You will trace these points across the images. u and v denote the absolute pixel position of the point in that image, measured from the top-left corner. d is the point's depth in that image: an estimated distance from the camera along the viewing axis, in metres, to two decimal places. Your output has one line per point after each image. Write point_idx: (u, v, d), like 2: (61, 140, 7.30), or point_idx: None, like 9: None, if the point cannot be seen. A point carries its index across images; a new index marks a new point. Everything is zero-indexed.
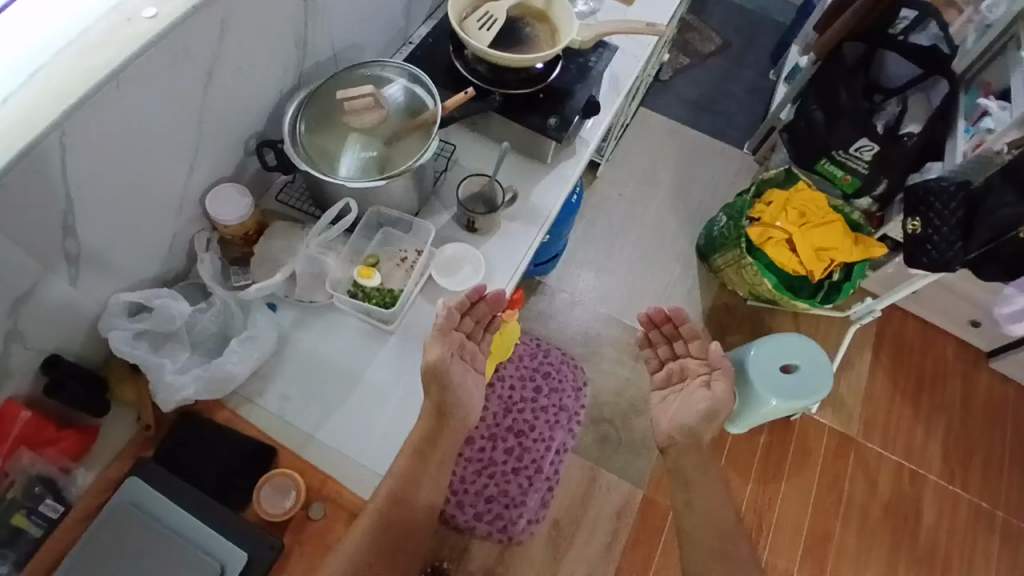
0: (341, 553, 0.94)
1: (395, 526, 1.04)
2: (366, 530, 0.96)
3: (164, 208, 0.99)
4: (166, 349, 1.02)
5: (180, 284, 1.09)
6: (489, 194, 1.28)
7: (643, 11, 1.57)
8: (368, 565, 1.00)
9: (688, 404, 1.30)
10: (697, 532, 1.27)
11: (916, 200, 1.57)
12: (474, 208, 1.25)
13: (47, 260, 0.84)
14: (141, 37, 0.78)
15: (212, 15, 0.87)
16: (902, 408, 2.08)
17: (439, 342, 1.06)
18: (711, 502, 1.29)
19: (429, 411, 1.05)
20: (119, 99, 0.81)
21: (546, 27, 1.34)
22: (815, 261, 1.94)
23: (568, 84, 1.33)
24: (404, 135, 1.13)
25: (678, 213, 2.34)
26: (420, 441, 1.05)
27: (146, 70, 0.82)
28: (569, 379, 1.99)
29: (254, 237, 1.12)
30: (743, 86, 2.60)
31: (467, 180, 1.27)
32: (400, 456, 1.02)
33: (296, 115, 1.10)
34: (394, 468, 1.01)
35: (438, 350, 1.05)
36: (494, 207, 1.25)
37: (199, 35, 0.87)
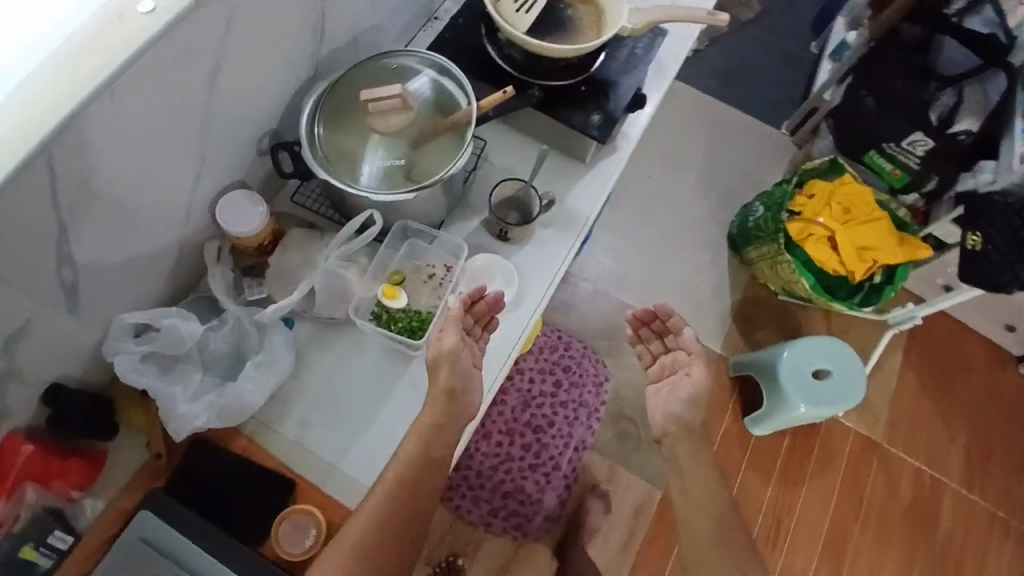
0: (339, 542, 0.89)
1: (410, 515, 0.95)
2: (371, 522, 0.90)
3: (170, 219, 0.90)
4: (176, 372, 0.94)
5: (187, 298, 1.00)
6: (522, 199, 1.18)
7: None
8: (380, 548, 0.91)
9: (681, 399, 1.19)
10: (698, 544, 1.15)
11: (975, 212, 1.47)
12: (506, 215, 1.16)
13: (44, 291, 0.76)
14: (137, 37, 0.67)
15: (220, 7, 0.75)
16: (927, 410, 2.01)
17: (449, 325, 0.98)
18: (714, 515, 1.17)
19: (441, 392, 0.97)
20: (119, 106, 0.71)
21: (589, 9, 1.19)
22: (857, 261, 1.83)
23: (612, 74, 1.21)
24: (432, 138, 1.01)
25: (709, 197, 2.20)
26: (428, 424, 0.96)
27: (147, 73, 0.72)
28: (590, 374, 1.96)
29: (269, 247, 1.03)
30: (776, 56, 2.35)
31: (498, 185, 1.19)
32: (408, 439, 0.95)
33: (313, 117, 0.98)
34: (401, 450, 0.95)
35: (441, 335, 0.98)
36: (529, 217, 1.16)
37: (204, 31, 0.76)
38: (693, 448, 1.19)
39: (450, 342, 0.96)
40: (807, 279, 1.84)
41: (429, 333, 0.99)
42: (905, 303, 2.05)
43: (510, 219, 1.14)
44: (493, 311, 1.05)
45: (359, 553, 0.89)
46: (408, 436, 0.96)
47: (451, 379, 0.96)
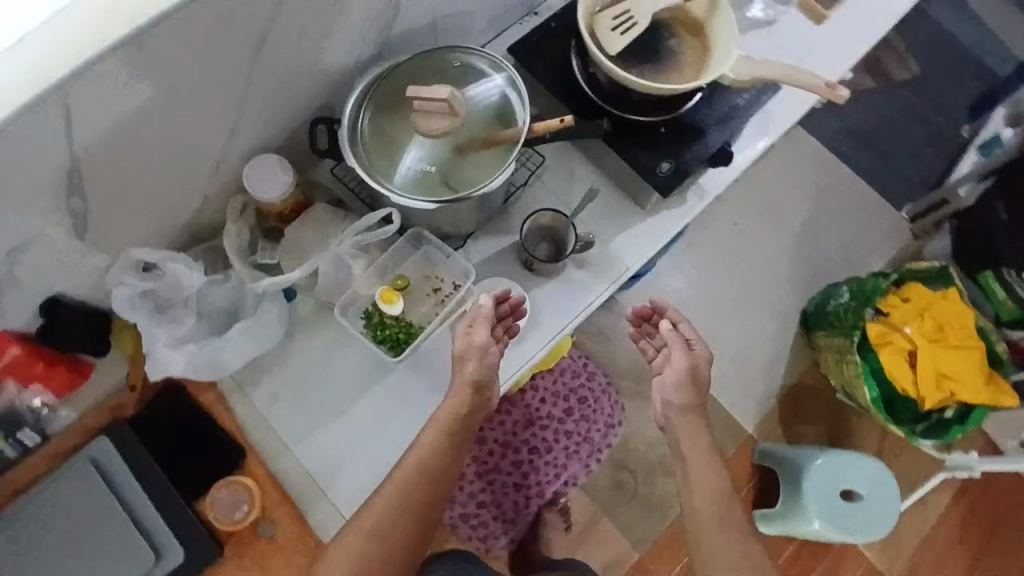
0: (360, 524, 0.89)
1: (416, 508, 0.91)
2: (391, 508, 0.89)
3: (195, 169, 0.90)
4: (167, 314, 0.95)
5: (199, 244, 1.01)
6: (559, 232, 1.10)
7: (827, 44, 1.19)
8: (390, 530, 0.89)
9: (684, 386, 1.10)
10: (704, 526, 1.05)
11: None
12: (537, 247, 1.10)
13: (52, 217, 0.79)
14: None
15: None
16: (959, 559, 1.75)
17: (481, 322, 0.95)
18: (719, 491, 1.07)
19: (464, 385, 0.93)
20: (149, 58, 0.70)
21: (696, 44, 1.06)
22: (934, 389, 1.59)
23: (703, 122, 1.08)
24: (472, 151, 0.95)
25: (797, 258, 1.90)
26: (451, 415, 0.93)
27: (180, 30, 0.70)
28: (604, 413, 1.84)
29: (290, 216, 1.02)
30: (925, 127, 1.96)
31: (537, 214, 1.09)
32: (430, 429, 0.93)
33: (359, 104, 0.95)
34: (425, 437, 0.92)
35: (470, 333, 0.95)
36: (560, 254, 1.09)
37: None
38: (696, 429, 1.10)
39: (481, 341, 0.94)
40: (870, 390, 1.63)
41: (455, 332, 0.97)
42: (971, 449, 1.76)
43: (538, 254, 1.09)
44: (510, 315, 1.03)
45: (374, 536, 0.89)
46: (427, 426, 0.93)
47: (476, 371, 0.93)
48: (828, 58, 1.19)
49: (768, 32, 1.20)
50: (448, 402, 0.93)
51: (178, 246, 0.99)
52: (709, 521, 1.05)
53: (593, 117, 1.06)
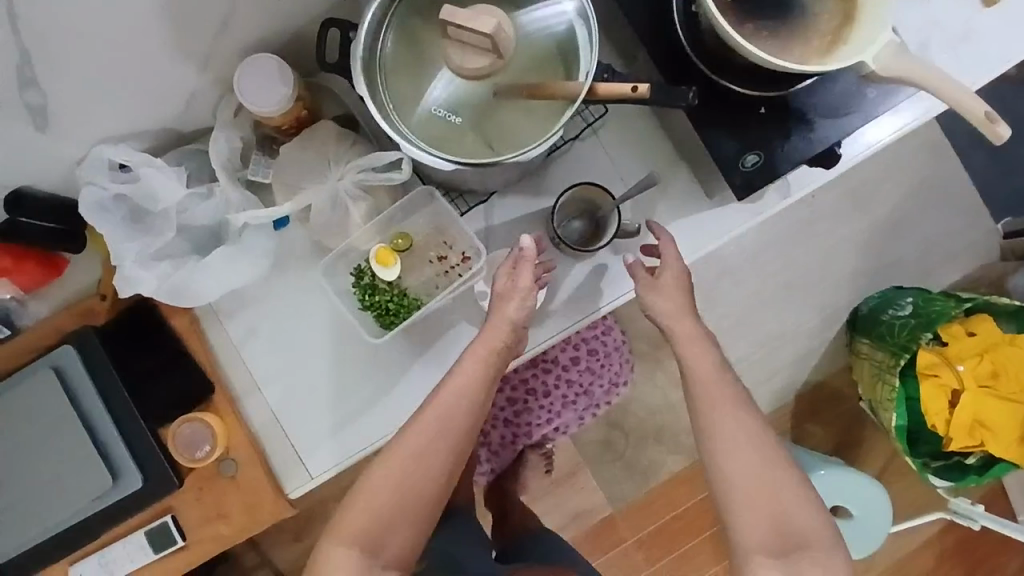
0: (396, 453, 0.81)
1: (447, 429, 0.81)
2: (430, 437, 0.81)
3: (181, 62, 0.74)
4: (144, 225, 0.84)
5: (185, 145, 0.87)
6: (599, 215, 0.92)
7: (981, 41, 0.95)
8: (428, 453, 0.81)
9: (679, 288, 0.88)
10: (706, 406, 0.86)
11: None
12: (568, 222, 0.93)
13: (4, 106, 0.66)
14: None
15: None
16: None
17: (526, 264, 0.82)
18: (715, 363, 0.87)
19: (504, 322, 0.83)
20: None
21: (838, 7, 0.80)
22: (964, 434, 1.42)
23: (811, 106, 0.86)
24: (512, 101, 0.76)
25: (869, 253, 1.61)
26: (496, 343, 0.82)
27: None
28: (612, 370, 1.62)
29: (289, 131, 0.85)
30: None
31: (582, 185, 0.92)
32: (469, 358, 0.83)
33: (382, 19, 0.76)
34: (465, 366, 0.82)
35: (512, 274, 0.83)
36: (596, 237, 0.92)
37: None
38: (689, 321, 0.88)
39: (523, 286, 0.82)
40: (899, 419, 1.45)
41: (496, 282, 0.85)
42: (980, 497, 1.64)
43: (567, 231, 0.92)
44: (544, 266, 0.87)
45: (416, 464, 0.81)
46: (467, 354, 0.83)
47: (517, 312, 0.83)
48: (976, 59, 0.95)
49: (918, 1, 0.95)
50: (487, 334, 0.82)
51: (156, 144, 0.84)
52: (710, 403, 0.85)
53: (679, 79, 0.85)
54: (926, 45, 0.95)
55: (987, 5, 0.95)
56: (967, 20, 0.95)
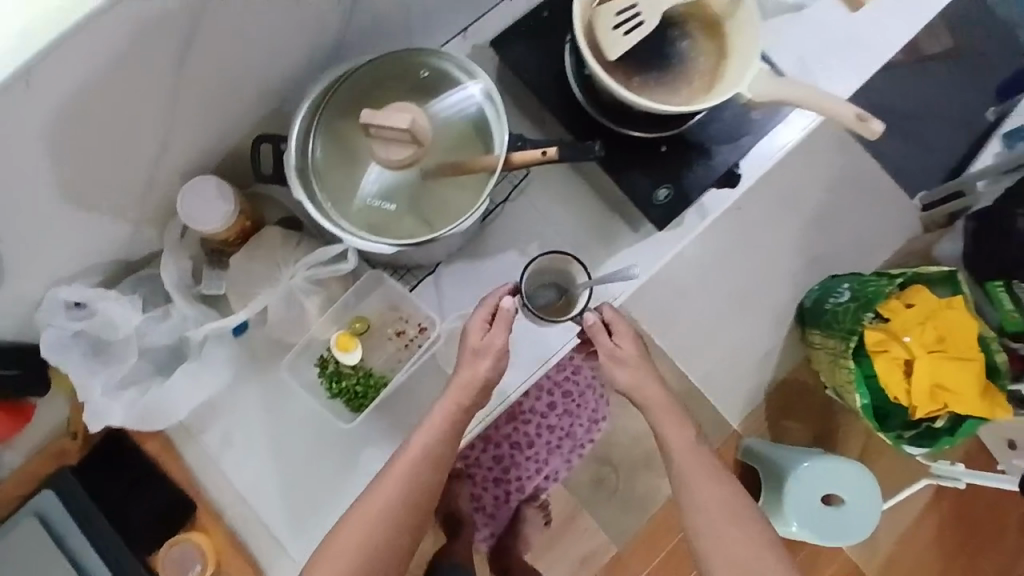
0: (365, 508, 0.81)
1: (416, 480, 0.83)
2: (399, 489, 0.82)
3: (125, 197, 0.78)
4: (106, 357, 0.85)
5: (134, 272, 0.88)
6: (572, 288, 0.99)
7: (856, 46, 1.12)
8: (396, 506, 0.81)
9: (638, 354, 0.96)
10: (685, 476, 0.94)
11: None
12: (539, 290, 1.00)
13: None
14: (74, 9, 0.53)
15: None
16: (931, 560, 1.74)
17: (501, 321, 0.85)
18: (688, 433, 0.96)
19: (469, 380, 0.85)
20: (64, 103, 0.59)
21: (712, 49, 0.93)
22: (927, 401, 1.49)
23: (707, 138, 0.97)
24: (441, 180, 0.83)
25: (806, 249, 1.68)
26: (466, 395, 0.85)
27: (92, 63, 0.58)
28: (588, 408, 1.65)
29: (236, 242, 0.88)
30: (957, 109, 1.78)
31: (555, 254, 0.98)
32: (439, 409, 0.85)
33: (309, 127, 0.83)
34: (434, 417, 0.85)
35: (487, 330, 0.86)
36: (558, 298, 1.00)
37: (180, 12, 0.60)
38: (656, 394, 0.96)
39: (498, 344, 0.84)
40: (862, 398, 1.53)
41: (471, 319, 0.88)
42: (955, 459, 1.72)
43: (535, 301, 0.99)
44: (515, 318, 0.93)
45: (385, 520, 0.81)
46: (437, 404, 0.86)
47: (486, 369, 0.84)
48: (850, 63, 1.11)
49: (794, 19, 1.11)
50: (461, 372, 0.85)
51: (109, 277, 0.86)
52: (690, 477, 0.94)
53: (588, 132, 0.95)
54: (802, 62, 1.11)
55: (854, 11, 1.12)
56: (839, 33, 1.11)
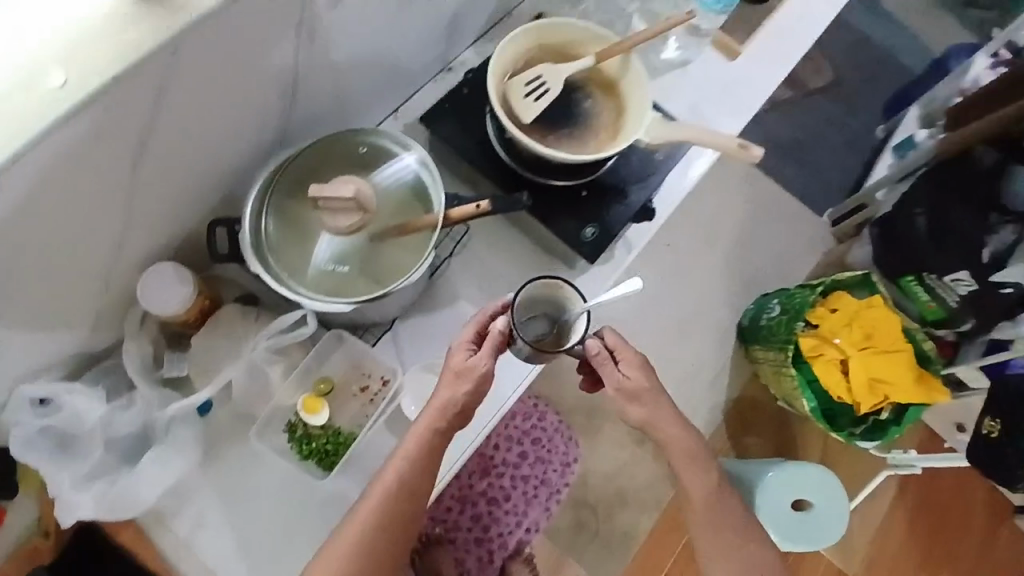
0: (342, 537, 0.86)
1: (390, 508, 0.86)
2: (371, 519, 0.86)
3: (86, 288, 0.82)
4: (73, 451, 0.87)
5: (96, 364, 0.91)
6: (566, 315, 0.95)
7: (739, 87, 1.29)
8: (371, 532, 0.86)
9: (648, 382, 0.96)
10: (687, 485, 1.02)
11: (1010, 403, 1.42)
12: (531, 320, 0.96)
13: None
14: (41, 116, 0.62)
15: (150, 82, 0.69)
16: (909, 554, 1.79)
17: (490, 339, 0.89)
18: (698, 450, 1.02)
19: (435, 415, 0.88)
20: (32, 197, 0.67)
21: (611, 105, 1.08)
22: (868, 395, 1.60)
23: (622, 180, 1.09)
24: (389, 241, 0.91)
25: (733, 280, 1.89)
26: (432, 431, 0.88)
27: (54, 160, 0.66)
28: (559, 452, 1.69)
29: (196, 322, 0.92)
30: (842, 135, 2.04)
31: (549, 278, 0.95)
32: (409, 441, 0.88)
33: (260, 206, 0.90)
34: (404, 450, 0.88)
35: (471, 352, 0.90)
36: (554, 329, 0.95)
37: (129, 108, 0.69)
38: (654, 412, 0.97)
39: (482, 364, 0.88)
40: (809, 402, 1.64)
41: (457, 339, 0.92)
42: (910, 448, 1.82)
43: (527, 330, 0.94)
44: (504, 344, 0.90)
45: (362, 547, 0.85)
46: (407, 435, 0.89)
47: (450, 393, 0.88)
48: (736, 103, 1.28)
49: (682, 72, 1.29)
50: (438, 393, 0.89)
51: (72, 371, 0.89)
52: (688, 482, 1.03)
53: (514, 186, 1.06)
54: (694, 106, 1.28)
55: (732, 59, 1.29)
56: (724, 78, 1.29)
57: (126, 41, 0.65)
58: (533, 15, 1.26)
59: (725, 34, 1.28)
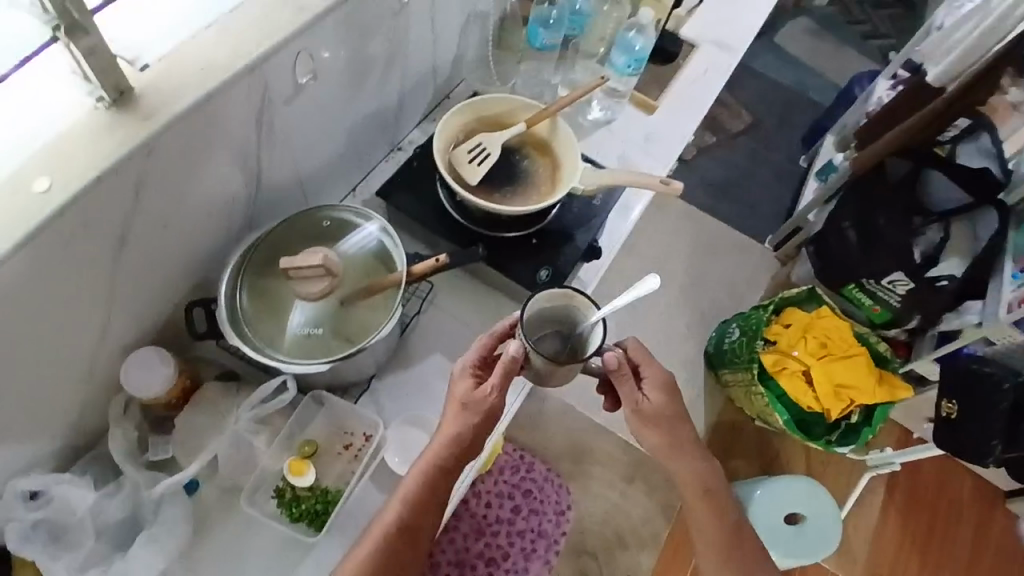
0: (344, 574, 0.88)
1: (393, 546, 0.90)
2: (370, 560, 0.89)
3: (70, 378, 0.88)
4: (65, 543, 0.90)
5: (86, 452, 0.97)
6: (579, 326, 0.97)
7: (660, 134, 1.45)
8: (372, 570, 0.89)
9: (670, 398, 1.03)
10: (698, 509, 1.08)
11: (961, 383, 1.53)
12: (542, 338, 0.97)
13: None
14: (27, 217, 0.70)
15: (127, 180, 0.78)
16: (909, 555, 1.81)
17: (502, 366, 0.91)
18: (712, 481, 1.08)
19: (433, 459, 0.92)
20: (22, 290, 0.74)
21: (546, 161, 1.21)
22: (834, 400, 1.68)
23: (568, 226, 1.20)
24: (358, 302, 0.98)
25: (690, 308, 2.00)
26: (430, 475, 0.92)
27: (41, 256, 0.74)
28: (552, 501, 1.68)
29: (179, 403, 0.97)
30: (769, 168, 2.25)
31: (557, 290, 0.96)
32: (411, 481, 0.92)
33: (234, 284, 0.97)
34: (406, 490, 0.92)
35: (474, 386, 0.94)
36: (568, 343, 0.97)
37: (108, 204, 0.78)
38: (668, 437, 1.03)
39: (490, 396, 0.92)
40: (782, 415, 1.68)
41: (461, 366, 0.96)
42: (887, 446, 1.89)
43: (542, 347, 0.96)
44: (517, 368, 0.91)
45: None
46: (409, 474, 0.93)
47: (459, 426, 0.92)
48: (662, 148, 1.43)
49: (608, 129, 1.45)
50: (446, 425, 0.93)
51: (61, 462, 0.95)
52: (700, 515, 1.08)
53: (469, 242, 1.16)
54: (623, 155, 1.42)
55: (649, 112, 1.46)
56: (646, 129, 1.45)
57: (106, 144, 0.75)
58: (471, 93, 1.42)
59: (639, 93, 1.46)
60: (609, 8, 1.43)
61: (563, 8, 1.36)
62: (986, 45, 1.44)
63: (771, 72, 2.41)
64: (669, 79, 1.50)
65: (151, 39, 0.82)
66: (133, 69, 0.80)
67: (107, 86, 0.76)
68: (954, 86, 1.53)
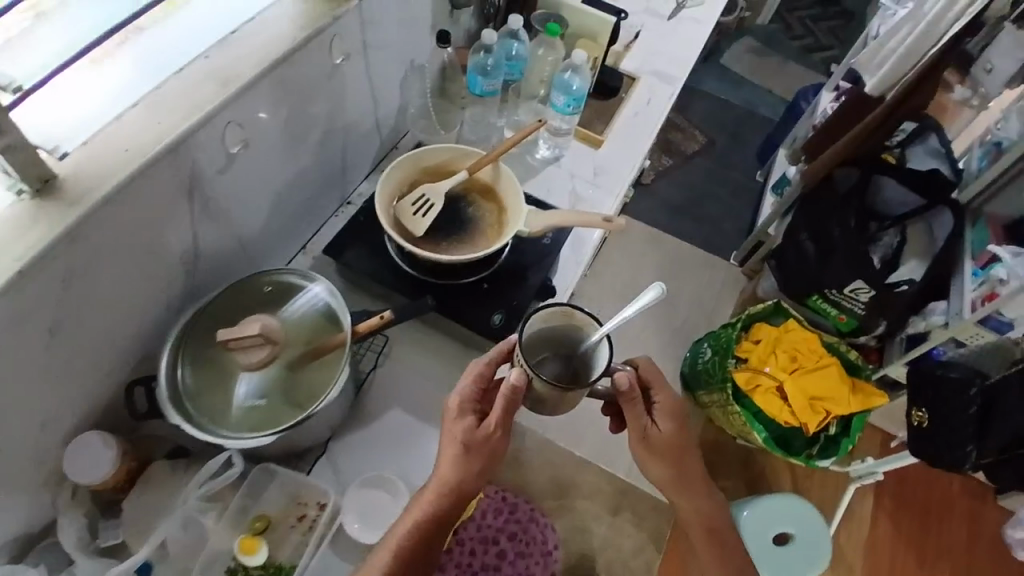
0: None
1: None
2: None
3: (13, 473, 0.86)
4: None
5: (38, 541, 0.96)
6: (582, 345, 0.90)
7: (610, 166, 1.47)
8: None
9: (678, 424, 1.02)
10: (703, 534, 1.09)
11: (926, 384, 1.53)
12: (542, 361, 0.92)
13: None
14: None
15: (57, 269, 0.78)
16: (906, 558, 1.78)
17: (503, 395, 0.88)
18: (715, 507, 1.10)
19: (430, 499, 0.92)
20: None
21: (492, 206, 1.22)
22: (810, 413, 1.66)
23: (519, 267, 1.20)
24: (305, 367, 0.97)
25: (661, 330, 2.00)
26: (426, 516, 0.92)
27: None
28: (538, 542, 1.60)
29: (126, 486, 0.96)
30: (727, 186, 2.30)
31: (554, 308, 0.90)
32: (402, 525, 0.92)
33: (174, 361, 0.94)
34: (400, 533, 0.92)
35: (475, 423, 0.92)
36: (571, 363, 0.91)
37: (37, 296, 0.77)
38: (674, 466, 1.04)
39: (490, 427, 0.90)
40: (760, 433, 1.66)
41: (459, 396, 0.93)
42: (868, 455, 1.89)
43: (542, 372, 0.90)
44: (517, 398, 0.88)
45: None
46: (405, 516, 0.93)
47: (457, 464, 0.91)
48: (612, 179, 1.46)
49: (556, 165, 1.47)
50: (442, 464, 0.92)
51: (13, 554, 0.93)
52: (705, 543, 1.10)
53: (418, 292, 1.15)
54: (573, 190, 1.44)
55: (597, 147, 1.49)
56: (594, 163, 1.48)
57: (33, 235, 0.74)
58: (415, 143, 1.44)
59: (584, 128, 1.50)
60: (544, 52, 1.45)
61: (498, 56, 1.38)
62: (922, 49, 1.47)
63: (721, 93, 2.48)
64: (612, 113, 1.54)
65: (68, 126, 0.82)
66: (52, 158, 0.79)
67: (31, 178, 0.75)
68: (894, 95, 1.57)
